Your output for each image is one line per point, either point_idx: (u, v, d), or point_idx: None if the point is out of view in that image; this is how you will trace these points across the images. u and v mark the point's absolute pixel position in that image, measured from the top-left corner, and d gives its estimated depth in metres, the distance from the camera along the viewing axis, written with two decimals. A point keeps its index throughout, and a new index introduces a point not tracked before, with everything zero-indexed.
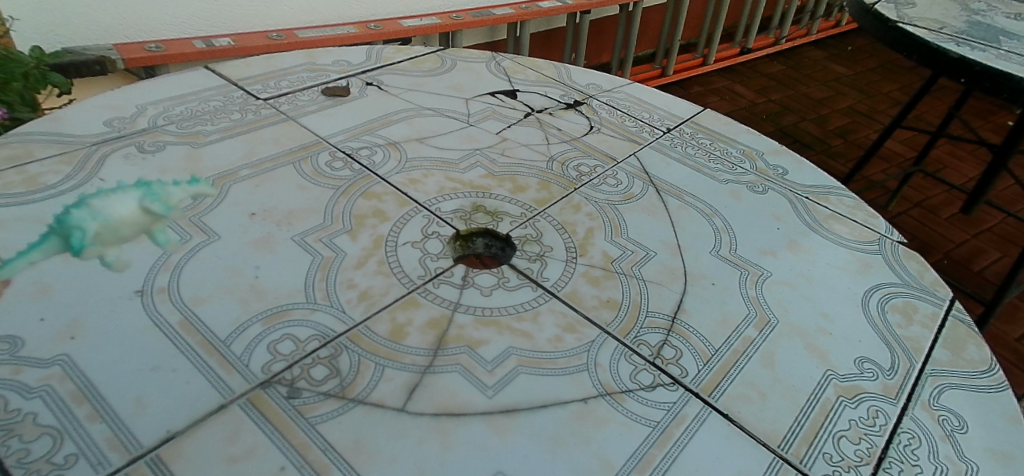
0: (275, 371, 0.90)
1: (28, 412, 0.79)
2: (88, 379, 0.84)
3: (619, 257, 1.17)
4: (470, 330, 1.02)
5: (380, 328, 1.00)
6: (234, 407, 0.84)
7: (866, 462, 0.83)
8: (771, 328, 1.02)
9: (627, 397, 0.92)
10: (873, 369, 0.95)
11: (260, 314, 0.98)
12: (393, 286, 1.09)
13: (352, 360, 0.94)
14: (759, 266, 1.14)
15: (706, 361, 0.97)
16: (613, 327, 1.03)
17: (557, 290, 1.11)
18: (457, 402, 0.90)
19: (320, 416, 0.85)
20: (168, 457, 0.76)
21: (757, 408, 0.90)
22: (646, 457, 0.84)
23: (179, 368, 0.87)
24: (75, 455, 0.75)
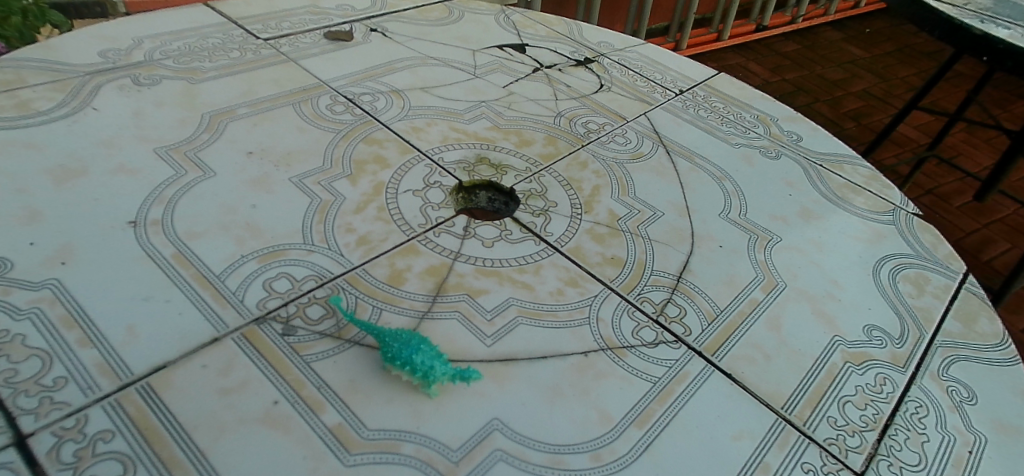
0: (270, 308, 0.87)
1: (17, 334, 0.77)
2: (78, 305, 0.81)
3: (625, 216, 1.15)
4: (470, 279, 1.00)
5: (378, 272, 0.98)
6: (227, 341, 0.81)
7: (871, 427, 0.82)
8: (778, 292, 1.00)
9: (629, 352, 0.90)
10: (882, 337, 0.94)
11: (256, 252, 0.95)
12: (393, 232, 1.06)
13: (349, 302, 0.91)
14: (768, 231, 1.11)
15: (711, 321, 0.95)
16: (616, 283, 1.01)
17: (560, 245, 1.09)
18: (455, 348, 0.88)
19: (316, 354, 0.82)
20: (158, 385, 0.74)
21: (761, 369, 0.88)
22: (645, 412, 0.83)
23: (172, 299, 0.84)
24: (64, 378, 0.73)
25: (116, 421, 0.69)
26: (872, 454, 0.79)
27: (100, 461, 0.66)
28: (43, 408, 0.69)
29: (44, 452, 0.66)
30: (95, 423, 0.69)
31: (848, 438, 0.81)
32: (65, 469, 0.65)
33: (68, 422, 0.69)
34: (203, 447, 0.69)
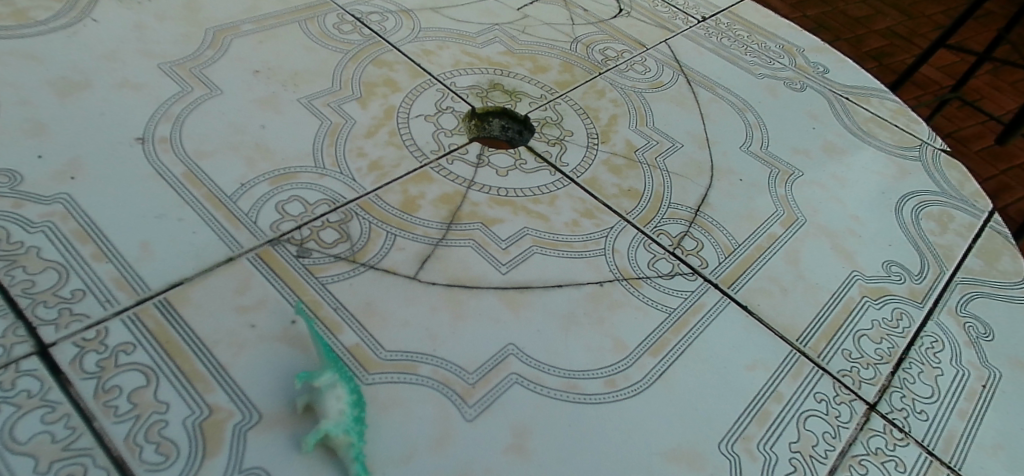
0: (283, 231, 0.86)
1: (31, 247, 0.76)
2: (91, 220, 0.80)
3: (643, 147, 1.12)
4: (484, 208, 0.98)
5: (391, 198, 0.96)
6: (243, 261, 0.80)
7: (886, 361, 0.83)
8: (797, 227, 0.99)
9: (644, 283, 0.90)
10: (901, 273, 0.94)
11: (266, 174, 0.93)
12: (406, 159, 1.03)
13: (363, 227, 0.90)
14: (790, 165, 1.10)
15: (728, 254, 0.94)
16: (633, 216, 1.00)
17: (576, 176, 1.06)
18: (470, 275, 0.87)
19: (331, 277, 0.81)
20: (176, 302, 0.73)
21: (777, 302, 0.88)
22: (660, 341, 0.82)
23: (185, 218, 0.83)
24: (81, 292, 0.72)
25: (136, 335, 0.69)
26: (886, 386, 0.80)
27: (123, 372, 0.66)
28: (62, 319, 0.69)
29: (67, 361, 0.66)
30: (115, 336, 0.69)
31: (862, 371, 0.81)
32: (89, 379, 0.65)
33: (88, 334, 0.68)
34: (223, 362, 0.69)
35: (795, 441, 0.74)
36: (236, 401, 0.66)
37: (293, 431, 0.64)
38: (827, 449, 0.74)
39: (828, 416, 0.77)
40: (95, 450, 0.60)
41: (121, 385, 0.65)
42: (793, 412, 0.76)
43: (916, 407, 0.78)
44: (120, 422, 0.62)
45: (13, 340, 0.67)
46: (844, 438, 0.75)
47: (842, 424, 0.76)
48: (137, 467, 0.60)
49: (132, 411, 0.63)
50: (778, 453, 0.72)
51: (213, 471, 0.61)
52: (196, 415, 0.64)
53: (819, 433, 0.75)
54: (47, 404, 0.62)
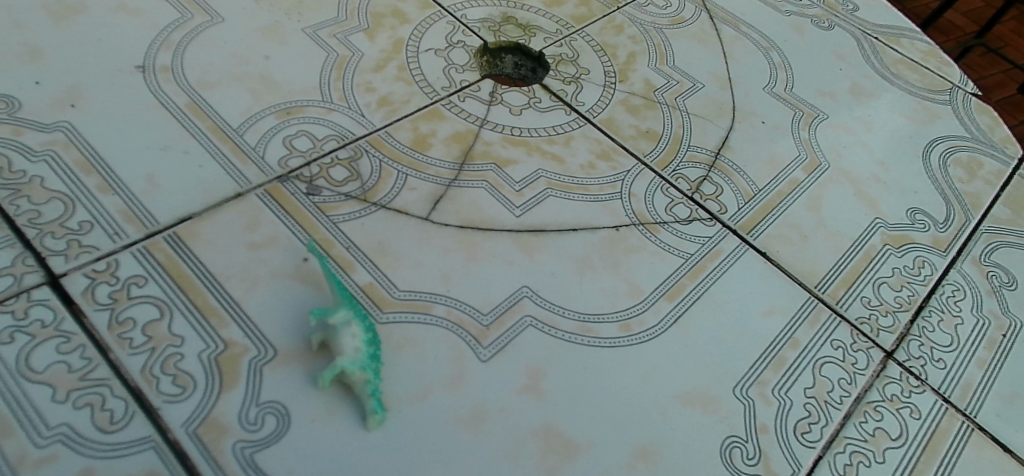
0: (292, 167, 0.83)
1: (35, 176, 0.73)
2: (96, 150, 0.77)
3: (662, 87, 1.08)
4: (497, 148, 0.94)
5: (402, 136, 0.91)
6: (252, 196, 0.77)
7: (905, 309, 0.83)
8: (820, 173, 0.98)
9: (662, 229, 0.87)
10: (925, 221, 0.94)
11: (273, 107, 0.89)
12: (416, 95, 0.98)
13: (373, 166, 0.86)
14: (816, 106, 1.10)
15: (748, 200, 0.92)
16: (651, 159, 0.97)
17: (592, 116, 1.02)
18: (483, 217, 0.84)
19: (342, 216, 0.79)
20: (186, 236, 0.71)
21: (796, 249, 0.87)
22: (676, 286, 0.81)
23: (191, 151, 0.80)
24: (89, 223, 0.70)
25: (147, 268, 0.68)
26: (904, 334, 0.80)
27: (136, 305, 0.65)
28: (72, 250, 0.67)
29: (79, 293, 0.65)
30: (127, 269, 0.67)
31: (880, 319, 0.81)
32: (102, 310, 0.64)
33: (99, 266, 0.67)
34: (237, 298, 0.67)
35: (810, 386, 0.74)
36: (251, 336, 0.65)
37: (308, 368, 0.64)
38: (842, 395, 0.74)
39: (845, 363, 0.76)
40: (112, 381, 0.60)
41: (134, 318, 0.64)
42: (809, 359, 0.76)
43: (933, 355, 0.79)
44: (136, 354, 0.62)
45: (22, 270, 0.65)
46: (859, 384, 0.75)
47: (858, 371, 0.76)
48: (154, 398, 0.59)
49: (147, 344, 0.62)
50: (793, 398, 0.72)
51: (231, 404, 0.60)
52: (211, 350, 0.63)
53: (834, 379, 0.75)
54: (62, 335, 0.61)
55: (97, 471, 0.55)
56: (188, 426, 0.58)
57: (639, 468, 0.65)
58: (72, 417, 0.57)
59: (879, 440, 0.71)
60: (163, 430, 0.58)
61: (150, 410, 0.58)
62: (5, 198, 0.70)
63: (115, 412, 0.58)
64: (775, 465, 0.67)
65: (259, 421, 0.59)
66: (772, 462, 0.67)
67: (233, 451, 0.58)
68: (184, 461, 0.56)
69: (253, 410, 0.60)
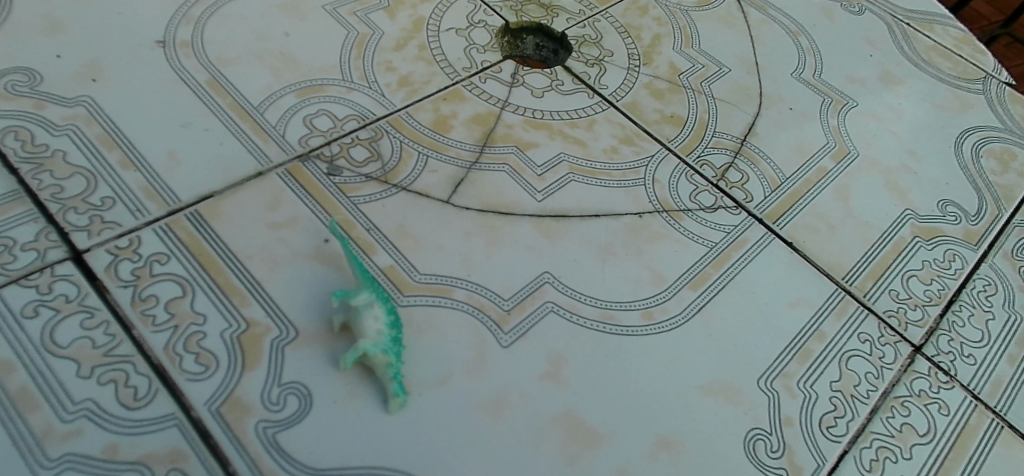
0: (313, 146, 0.82)
1: (57, 150, 0.73)
2: (117, 126, 0.76)
3: (687, 71, 1.05)
4: (518, 131, 0.92)
5: (423, 117, 0.90)
6: (273, 175, 0.77)
7: (935, 302, 0.82)
8: (849, 161, 0.97)
9: (686, 216, 0.86)
10: (956, 213, 0.94)
11: (293, 85, 0.88)
12: (437, 75, 0.96)
13: (394, 146, 0.85)
14: (845, 94, 1.07)
15: (774, 189, 0.91)
16: (675, 144, 0.95)
17: (616, 100, 1.00)
18: (504, 201, 0.82)
19: (363, 197, 0.78)
20: (208, 214, 0.71)
21: (823, 239, 0.86)
22: (700, 275, 0.79)
23: (211, 128, 0.79)
24: (111, 199, 0.70)
25: (169, 246, 0.67)
26: (933, 328, 0.79)
27: (159, 282, 0.65)
28: (94, 226, 0.67)
29: (102, 268, 0.64)
30: (149, 246, 0.67)
31: (909, 312, 0.80)
32: (125, 287, 0.63)
33: (122, 242, 0.67)
34: (259, 278, 0.67)
35: (836, 380, 0.72)
36: (273, 317, 0.65)
37: (330, 349, 0.63)
38: (869, 389, 0.72)
39: (871, 357, 0.75)
40: (135, 358, 0.59)
41: (157, 295, 0.64)
42: (835, 352, 0.75)
43: (963, 351, 0.78)
44: (159, 331, 0.61)
45: (46, 245, 0.65)
46: (887, 378, 0.73)
47: (885, 365, 0.75)
48: (178, 376, 0.59)
49: (170, 321, 0.62)
50: (819, 391, 0.71)
51: (253, 384, 0.60)
52: (233, 329, 0.63)
53: (861, 373, 0.73)
54: (86, 310, 0.61)
55: (122, 447, 0.55)
56: (211, 405, 0.58)
57: (661, 458, 0.64)
58: (96, 393, 0.57)
59: (906, 436, 0.70)
60: (186, 408, 0.57)
61: (173, 388, 0.58)
62: (27, 172, 0.70)
63: (138, 389, 0.58)
64: (800, 459, 0.66)
65: (281, 401, 0.59)
66: (796, 456, 0.66)
67: (256, 431, 0.57)
68: (207, 439, 0.56)
69: (275, 391, 0.60)
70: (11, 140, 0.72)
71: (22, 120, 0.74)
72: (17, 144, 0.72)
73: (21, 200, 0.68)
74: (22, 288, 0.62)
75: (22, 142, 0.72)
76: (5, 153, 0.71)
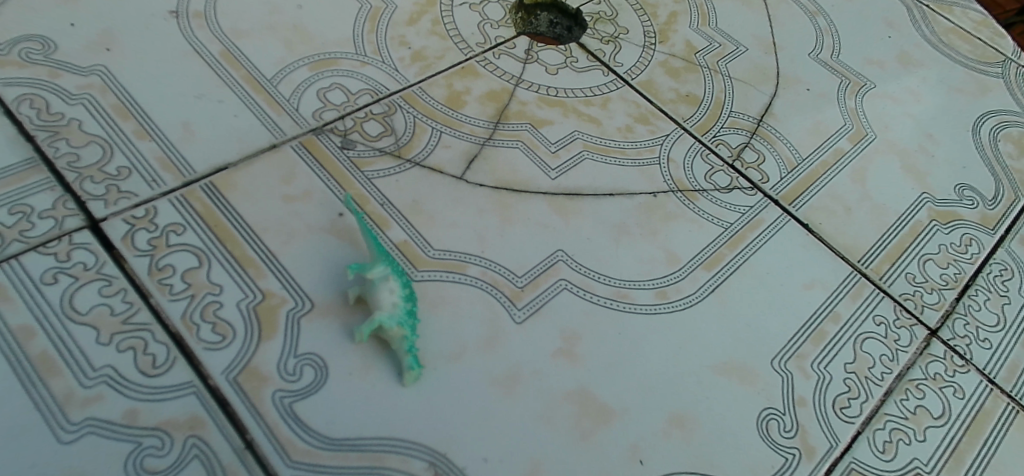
0: (326, 120, 0.81)
1: (72, 119, 0.72)
2: (132, 96, 0.76)
3: (703, 50, 1.04)
4: (532, 108, 0.91)
5: (436, 93, 0.89)
6: (287, 148, 0.76)
7: (950, 286, 0.81)
8: (866, 143, 0.96)
9: (701, 196, 0.85)
10: (974, 198, 0.93)
11: (307, 59, 0.87)
12: (450, 51, 0.95)
13: (407, 122, 0.84)
14: (862, 76, 1.06)
15: (791, 170, 0.90)
16: (691, 124, 0.93)
17: (631, 78, 0.98)
18: (519, 178, 0.81)
19: (377, 172, 0.77)
20: (223, 186, 0.71)
21: (839, 222, 0.85)
22: (715, 256, 0.79)
23: (225, 100, 0.79)
24: (127, 169, 0.70)
25: (185, 216, 0.67)
26: (949, 312, 0.79)
27: (175, 252, 0.65)
28: (111, 195, 0.67)
29: (119, 237, 0.64)
30: (165, 216, 0.67)
31: (925, 296, 0.80)
32: (142, 256, 0.64)
33: (138, 212, 0.66)
34: (274, 250, 0.67)
35: (851, 362, 0.72)
36: (289, 289, 0.65)
37: (346, 322, 0.63)
38: (883, 371, 0.72)
39: (886, 339, 0.75)
40: (153, 326, 0.60)
41: (174, 265, 0.64)
42: (850, 334, 0.75)
43: (979, 335, 0.78)
44: (176, 300, 0.61)
45: (63, 213, 0.65)
46: (901, 361, 0.73)
47: (900, 348, 0.74)
48: (195, 345, 0.59)
49: (187, 291, 0.62)
50: (833, 373, 0.71)
51: (270, 354, 0.60)
52: (250, 300, 0.63)
53: (876, 355, 0.73)
54: (104, 278, 0.61)
55: (142, 413, 0.55)
56: (228, 374, 0.58)
57: (674, 436, 0.64)
58: (115, 360, 0.57)
59: (920, 419, 0.70)
60: (204, 376, 0.58)
61: (191, 357, 0.58)
62: (43, 140, 0.70)
63: (157, 357, 0.58)
64: (813, 439, 0.66)
65: (298, 372, 0.59)
66: (810, 436, 0.66)
67: (274, 400, 0.58)
68: (225, 407, 0.56)
69: (291, 361, 0.60)
70: (26, 108, 0.72)
71: (37, 88, 0.74)
72: (32, 112, 0.72)
73: (37, 168, 0.68)
74: (40, 255, 0.62)
75: (38, 110, 0.72)
76: (21, 121, 0.71)
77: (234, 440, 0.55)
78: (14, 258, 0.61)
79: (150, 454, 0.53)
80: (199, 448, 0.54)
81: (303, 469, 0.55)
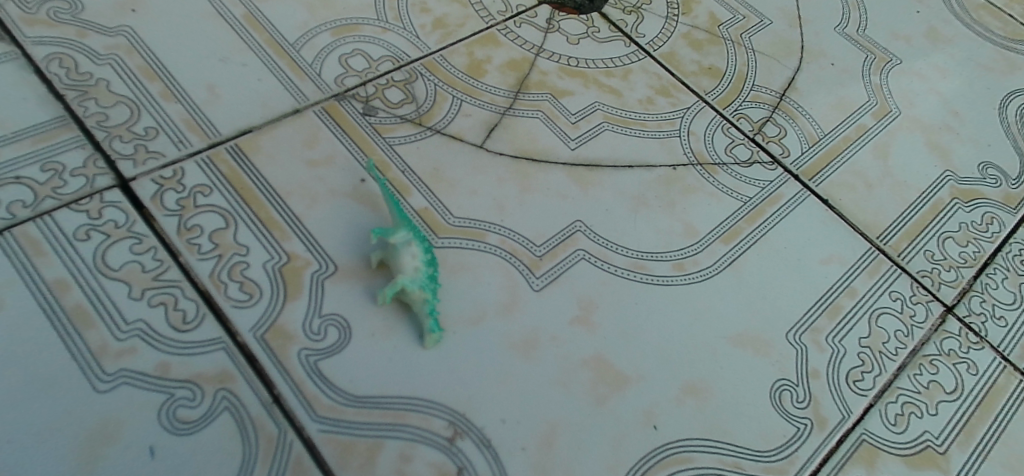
0: (348, 86, 0.81)
1: (100, 79, 0.73)
2: (157, 58, 0.77)
3: (727, 22, 1.02)
4: (553, 78, 0.90)
5: (457, 61, 0.88)
6: (310, 113, 0.76)
7: (969, 264, 0.81)
8: (890, 119, 0.95)
9: (720, 170, 0.85)
10: (997, 176, 0.92)
11: (329, 24, 0.87)
12: (471, 18, 0.93)
13: (429, 89, 0.83)
14: (889, 51, 1.04)
15: (812, 145, 0.90)
16: (712, 97, 0.93)
17: (653, 49, 0.97)
18: (539, 147, 0.81)
19: (398, 139, 0.77)
20: (248, 149, 0.71)
21: (859, 198, 0.85)
22: (733, 229, 0.79)
23: (249, 64, 0.79)
24: (155, 129, 0.71)
25: (211, 178, 0.68)
26: (966, 289, 0.79)
27: (203, 213, 0.66)
28: (139, 155, 0.68)
29: (148, 197, 0.66)
30: (192, 177, 0.68)
31: (943, 273, 0.80)
32: (171, 216, 0.65)
33: (166, 173, 0.68)
34: (298, 213, 0.68)
35: (865, 336, 0.73)
36: (314, 251, 0.66)
37: (369, 285, 0.64)
38: (898, 346, 0.73)
39: (902, 315, 0.75)
40: (183, 283, 0.61)
41: (202, 225, 0.65)
42: (866, 309, 0.75)
43: (995, 313, 0.78)
44: (204, 259, 0.63)
45: (94, 172, 0.66)
46: (916, 337, 0.74)
47: (916, 324, 0.75)
48: (223, 302, 0.61)
49: (214, 250, 0.64)
50: (847, 347, 0.72)
51: (295, 314, 0.61)
52: (275, 261, 0.64)
53: (891, 331, 0.74)
54: (134, 236, 0.63)
55: (174, 366, 0.57)
56: (256, 332, 0.60)
57: (688, 403, 0.65)
58: (147, 315, 0.59)
59: (933, 393, 0.70)
60: (232, 333, 0.59)
61: (220, 314, 0.60)
62: (73, 99, 0.71)
63: (187, 313, 0.60)
64: (825, 410, 0.67)
65: (322, 332, 0.61)
66: (822, 407, 0.67)
67: (299, 358, 0.59)
68: (253, 363, 0.58)
69: (316, 321, 0.61)
70: (56, 67, 0.73)
71: (65, 47, 0.75)
72: (62, 71, 0.73)
73: (67, 126, 0.69)
74: (73, 212, 0.63)
75: (67, 70, 0.73)
76: (51, 80, 0.72)
77: (262, 394, 0.57)
78: (47, 214, 0.63)
79: (182, 405, 0.55)
80: (228, 401, 0.56)
81: (328, 424, 0.57)
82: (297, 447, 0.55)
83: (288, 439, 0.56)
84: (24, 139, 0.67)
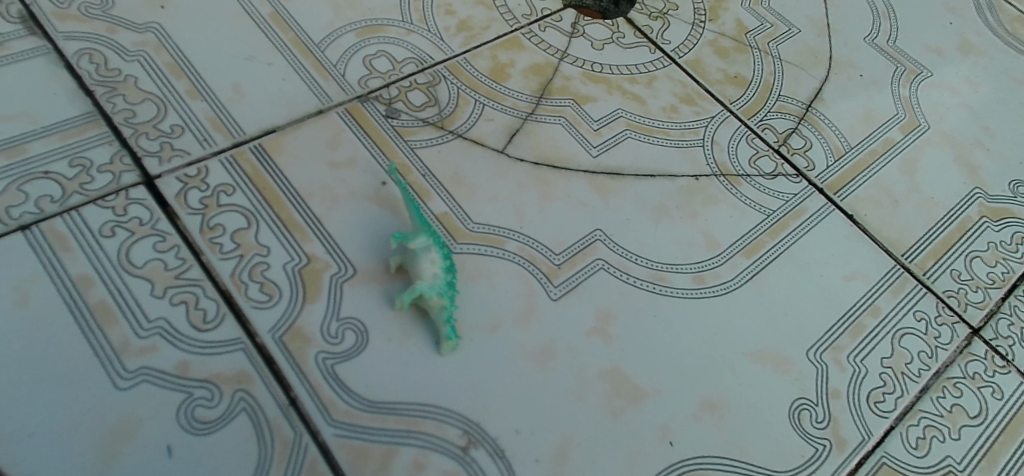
0: (371, 87, 0.81)
1: (128, 75, 0.74)
2: (185, 56, 0.77)
3: (755, 30, 1.01)
4: (576, 83, 0.89)
5: (480, 64, 0.88)
6: (333, 114, 0.77)
7: (997, 285, 0.80)
8: (918, 133, 0.93)
9: (744, 181, 0.83)
10: None
11: (354, 24, 0.87)
12: (495, 21, 0.93)
13: (451, 92, 0.83)
14: (920, 63, 1.02)
15: (838, 158, 0.88)
16: (737, 106, 0.91)
17: (678, 56, 0.96)
18: (561, 154, 0.81)
19: (420, 142, 0.77)
20: (271, 149, 0.72)
21: (885, 214, 0.83)
22: (755, 242, 0.78)
23: (274, 63, 0.79)
24: (180, 127, 0.71)
25: (234, 177, 0.69)
26: (993, 311, 0.77)
27: (225, 212, 0.66)
28: (164, 153, 0.69)
29: (172, 195, 0.66)
30: (216, 176, 0.68)
31: (970, 293, 0.78)
32: (194, 214, 0.65)
33: (190, 171, 0.68)
34: (319, 215, 0.68)
35: (888, 357, 0.72)
36: (333, 254, 0.66)
37: (387, 290, 0.65)
38: (921, 368, 0.71)
39: (926, 336, 0.74)
40: (204, 283, 0.62)
41: (224, 224, 0.66)
42: (889, 329, 0.74)
43: None
44: (226, 259, 0.63)
45: (120, 168, 0.67)
46: (940, 359, 0.72)
47: (940, 345, 0.73)
48: (243, 303, 0.61)
49: (236, 250, 0.64)
50: (869, 367, 0.71)
51: (314, 316, 0.62)
52: (295, 262, 0.65)
53: (914, 351, 0.72)
54: (158, 234, 0.64)
55: (193, 365, 0.57)
56: (274, 333, 0.60)
57: (705, 419, 0.64)
58: (169, 313, 0.59)
59: (956, 417, 0.69)
60: (251, 334, 0.60)
61: (239, 314, 0.61)
62: (102, 95, 0.71)
63: (207, 312, 0.60)
64: (845, 431, 0.66)
65: (339, 335, 0.61)
66: (842, 428, 0.66)
67: (317, 361, 0.59)
68: (271, 365, 0.59)
69: (334, 325, 0.62)
70: (85, 62, 0.74)
71: (95, 43, 0.75)
72: (91, 67, 0.73)
73: (96, 122, 0.69)
74: (98, 208, 0.64)
75: (96, 65, 0.74)
76: (81, 75, 0.73)
77: (279, 397, 0.57)
78: (74, 210, 0.63)
79: (200, 405, 0.56)
80: (246, 402, 0.57)
81: (343, 429, 0.57)
82: (312, 451, 0.56)
83: (303, 442, 0.56)
84: (53, 134, 0.68)
